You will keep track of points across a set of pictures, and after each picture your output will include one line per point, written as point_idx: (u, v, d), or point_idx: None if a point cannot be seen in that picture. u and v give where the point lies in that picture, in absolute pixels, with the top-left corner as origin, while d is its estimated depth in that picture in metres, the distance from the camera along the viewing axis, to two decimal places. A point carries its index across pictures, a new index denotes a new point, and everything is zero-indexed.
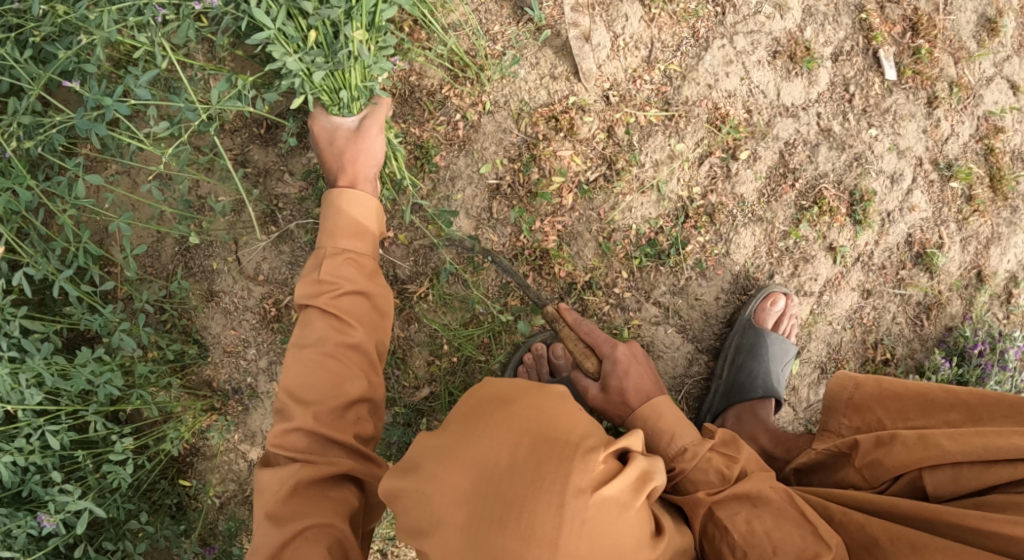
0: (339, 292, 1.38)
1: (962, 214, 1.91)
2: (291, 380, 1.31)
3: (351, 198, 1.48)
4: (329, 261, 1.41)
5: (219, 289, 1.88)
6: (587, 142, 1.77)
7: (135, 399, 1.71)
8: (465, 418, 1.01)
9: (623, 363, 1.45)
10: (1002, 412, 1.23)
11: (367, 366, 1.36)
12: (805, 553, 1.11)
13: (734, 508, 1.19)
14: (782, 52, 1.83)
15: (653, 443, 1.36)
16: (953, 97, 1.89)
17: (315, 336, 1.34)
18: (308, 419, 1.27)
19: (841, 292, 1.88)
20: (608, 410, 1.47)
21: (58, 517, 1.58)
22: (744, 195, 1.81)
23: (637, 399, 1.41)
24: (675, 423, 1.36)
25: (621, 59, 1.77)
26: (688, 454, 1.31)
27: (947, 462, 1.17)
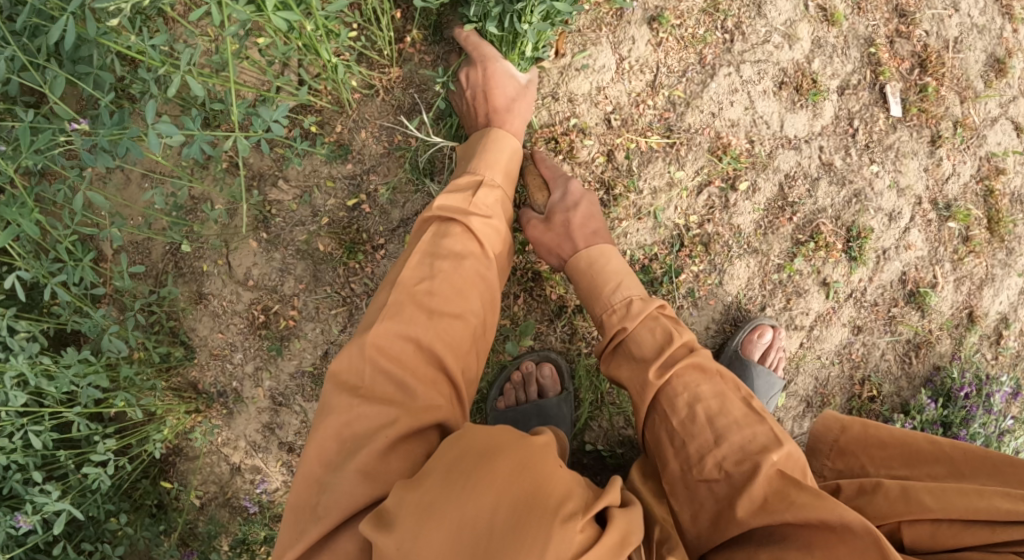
0: (489, 220, 1.45)
1: (958, 254, 1.91)
2: (416, 282, 1.31)
3: (503, 144, 1.57)
4: (487, 189, 1.49)
5: (208, 292, 1.87)
6: (586, 165, 1.75)
7: (119, 401, 1.71)
8: (448, 471, 1.02)
9: (573, 197, 1.62)
10: (987, 470, 1.22)
11: (485, 299, 1.39)
12: (746, 450, 1.18)
13: (681, 386, 1.29)
14: (789, 84, 1.81)
15: (597, 289, 1.49)
16: (956, 136, 1.88)
17: (453, 251, 1.37)
18: (424, 333, 1.25)
19: (831, 327, 1.88)
20: (545, 242, 1.59)
21: (35, 517, 1.57)
22: (741, 226, 1.80)
23: (581, 234, 1.55)
24: (624, 274, 1.49)
25: (625, 82, 1.75)
26: (631, 305, 1.44)
27: (926, 518, 1.16)
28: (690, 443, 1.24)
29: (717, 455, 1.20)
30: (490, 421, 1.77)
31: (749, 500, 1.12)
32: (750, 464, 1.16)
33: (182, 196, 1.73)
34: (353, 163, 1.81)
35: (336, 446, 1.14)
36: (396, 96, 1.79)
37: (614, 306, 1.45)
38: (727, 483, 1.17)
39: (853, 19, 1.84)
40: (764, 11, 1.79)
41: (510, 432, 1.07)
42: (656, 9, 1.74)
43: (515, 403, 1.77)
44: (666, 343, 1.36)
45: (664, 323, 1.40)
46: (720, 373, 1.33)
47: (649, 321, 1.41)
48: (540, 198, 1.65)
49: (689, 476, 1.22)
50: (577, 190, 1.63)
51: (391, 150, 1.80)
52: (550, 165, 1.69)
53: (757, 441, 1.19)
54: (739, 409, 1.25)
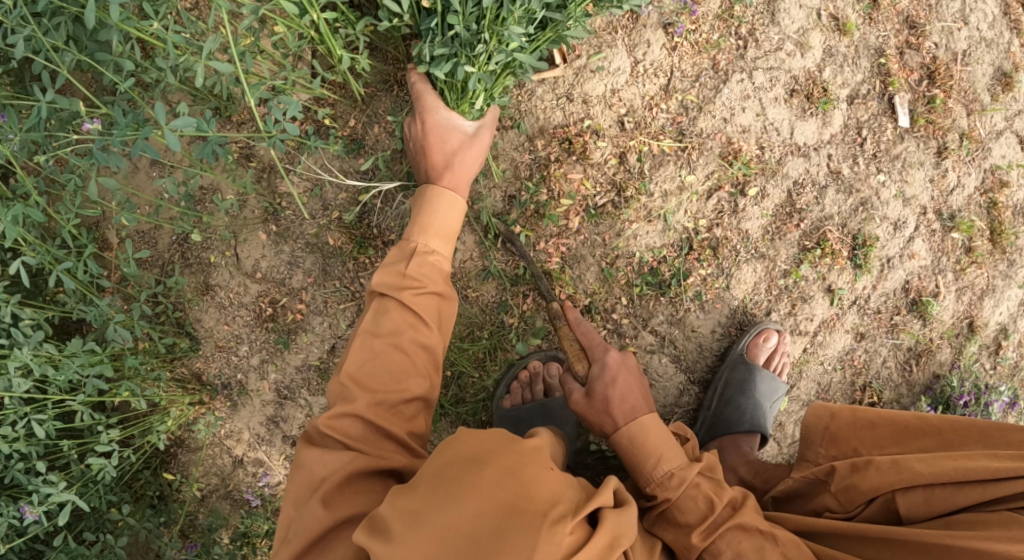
0: (424, 289, 1.39)
1: (960, 265, 1.93)
2: (357, 365, 1.29)
3: (446, 200, 1.48)
4: (420, 257, 1.41)
5: (215, 283, 1.86)
6: (599, 167, 1.75)
7: (124, 391, 1.70)
8: (436, 475, 1.04)
9: (611, 370, 1.45)
10: (975, 436, 1.27)
11: (431, 369, 1.36)
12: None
13: (725, 547, 1.23)
14: (800, 91, 1.83)
15: (638, 464, 1.36)
16: (962, 148, 1.91)
17: (392, 328, 1.34)
18: (368, 406, 1.25)
19: (835, 333, 1.89)
20: (586, 416, 1.45)
21: (40, 508, 1.56)
22: (749, 231, 1.81)
23: (620, 412, 1.40)
24: (663, 446, 1.36)
25: (639, 85, 1.76)
26: (673, 479, 1.31)
27: (920, 485, 1.23)
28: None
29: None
30: (496, 419, 1.77)
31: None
32: None
33: (193, 185, 1.72)
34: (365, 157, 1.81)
35: (298, 487, 1.20)
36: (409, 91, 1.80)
37: (655, 486, 1.32)
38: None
39: (864, 29, 1.86)
40: (778, 19, 1.81)
41: (502, 435, 1.09)
42: (672, 14, 1.76)
43: (521, 402, 1.77)
44: (709, 512, 1.26)
45: (705, 492, 1.28)
46: (761, 527, 1.24)
47: (691, 489, 1.29)
48: (581, 368, 1.51)
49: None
50: (616, 361, 1.46)
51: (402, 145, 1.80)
52: (584, 329, 1.56)
53: None
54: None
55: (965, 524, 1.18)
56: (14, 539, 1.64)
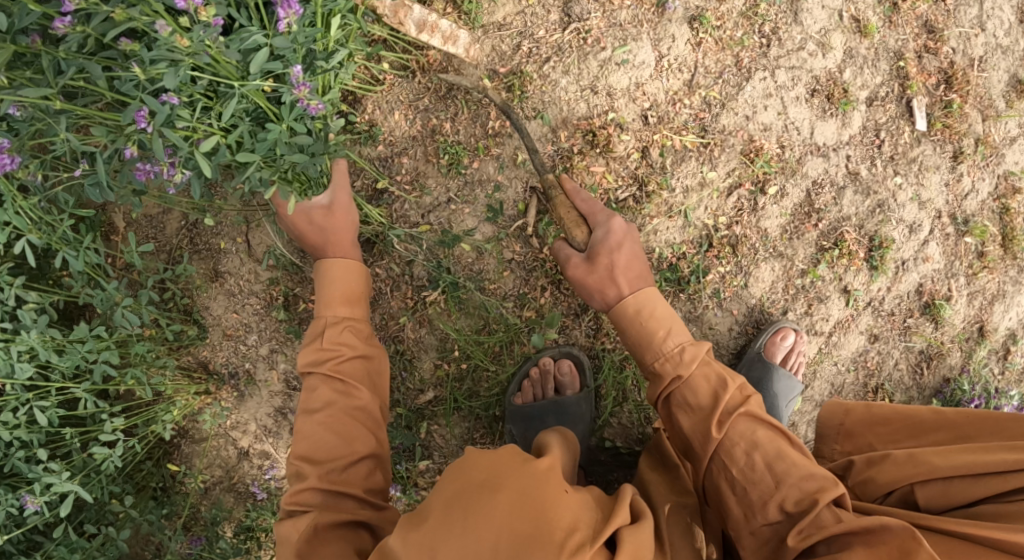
0: (342, 357, 1.46)
1: (972, 269, 1.94)
2: (304, 445, 1.36)
3: (340, 268, 1.56)
4: (331, 328, 1.50)
5: (224, 270, 1.83)
6: (621, 160, 1.74)
7: (130, 379, 1.67)
8: (448, 504, 0.99)
9: (616, 236, 1.51)
10: (989, 427, 1.28)
11: (374, 425, 1.42)
12: (805, 486, 1.18)
13: (738, 436, 1.27)
14: (820, 92, 1.83)
15: (647, 337, 1.40)
16: (977, 153, 1.92)
17: (325, 400, 1.41)
18: (322, 475, 1.31)
19: (849, 334, 1.90)
20: (585, 282, 1.49)
21: (42, 499, 1.52)
22: (768, 229, 1.81)
23: (625, 280, 1.45)
24: (668, 318, 1.42)
25: (663, 80, 1.75)
26: (686, 351, 1.37)
27: (937, 477, 1.22)
28: (751, 490, 1.22)
29: (777, 497, 1.19)
30: (509, 414, 1.74)
31: (802, 532, 1.15)
32: (810, 501, 1.17)
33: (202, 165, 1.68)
34: (385, 146, 1.74)
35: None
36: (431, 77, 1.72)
37: (663, 357, 1.38)
38: (790, 522, 1.18)
39: (884, 32, 1.87)
40: (801, 18, 1.81)
41: (510, 456, 1.05)
42: (697, 9, 1.75)
43: (533, 400, 1.74)
44: (721, 390, 1.32)
45: (714, 368, 1.36)
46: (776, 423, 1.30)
47: (701, 365, 1.36)
48: (579, 233, 1.55)
49: (753, 523, 1.21)
50: (619, 227, 1.52)
51: (422, 134, 1.74)
52: (583, 201, 1.59)
53: (815, 478, 1.19)
54: (798, 454, 1.24)
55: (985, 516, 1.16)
56: (11, 531, 1.59)
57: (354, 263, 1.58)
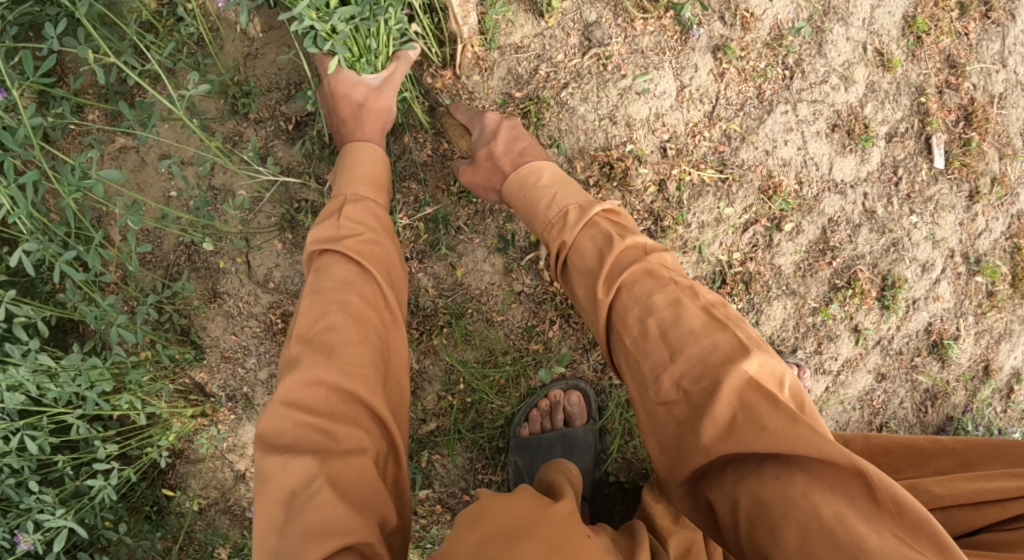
0: (360, 235, 1.35)
1: (981, 309, 1.91)
2: (310, 328, 1.21)
3: (366, 152, 1.49)
4: (349, 204, 1.39)
5: (223, 291, 1.81)
6: (637, 194, 1.70)
7: (125, 404, 1.65)
8: (479, 545, 0.98)
9: (491, 129, 1.54)
10: (991, 454, 1.24)
11: (387, 319, 1.29)
12: (707, 362, 1.06)
13: (629, 303, 1.17)
14: (841, 126, 1.80)
15: (532, 209, 1.40)
16: (992, 193, 1.87)
17: (338, 280, 1.27)
18: (333, 372, 1.16)
19: (857, 373, 1.88)
20: (477, 182, 1.54)
21: (36, 538, 1.56)
22: (782, 266, 1.78)
23: (507, 162, 1.48)
24: (557, 187, 1.39)
25: (683, 111, 1.70)
26: (568, 217, 1.33)
27: (938, 506, 1.15)
28: (644, 361, 1.12)
29: (673, 372, 1.08)
30: (513, 446, 1.72)
31: (715, 424, 1.01)
32: (710, 379, 1.04)
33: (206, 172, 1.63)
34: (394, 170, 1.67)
35: (268, 496, 1.09)
36: (446, 102, 1.67)
37: (553, 223, 1.35)
38: (689, 404, 1.06)
39: (907, 65, 1.82)
40: (825, 50, 1.77)
41: (531, 509, 1.07)
42: (721, 38, 1.71)
43: (540, 431, 1.71)
44: (606, 250, 1.24)
45: (603, 228, 1.28)
46: (674, 279, 1.18)
47: (587, 227, 1.30)
48: (465, 144, 1.60)
49: (649, 400, 1.10)
50: (493, 120, 1.55)
51: (434, 159, 1.68)
52: (466, 110, 1.62)
53: (720, 350, 1.06)
54: (697, 317, 1.11)
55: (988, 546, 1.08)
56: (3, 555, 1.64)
57: (378, 153, 1.51)
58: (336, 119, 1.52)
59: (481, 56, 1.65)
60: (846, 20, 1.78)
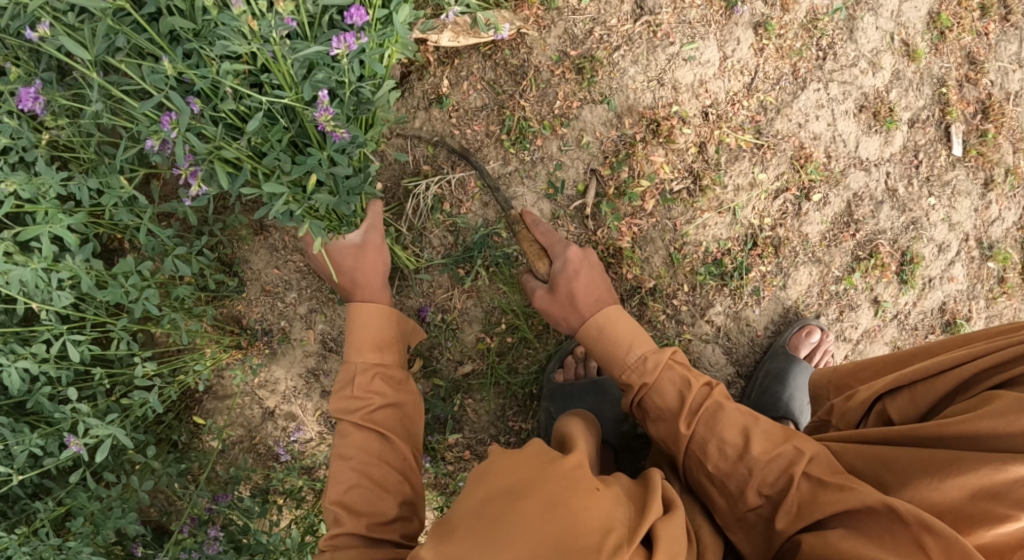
0: (375, 405, 1.43)
1: (992, 293, 2.00)
2: (337, 491, 1.33)
3: (372, 312, 1.52)
4: (361, 375, 1.46)
5: (269, 224, 1.86)
6: (680, 153, 1.78)
7: (167, 322, 1.68)
8: (478, 512, 1.01)
9: (573, 265, 1.49)
10: (953, 341, 1.30)
11: (405, 468, 1.41)
12: (779, 468, 1.20)
13: (706, 435, 1.27)
14: (868, 108, 1.91)
15: (611, 352, 1.42)
16: (1006, 183, 1.98)
17: (359, 447, 1.39)
18: (360, 524, 1.29)
19: (875, 344, 1.95)
20: (551, 310, 1.50)
21: (82, 442, 1.56)
22: (809, 234, 1.87)
23: (586, 305, 1.46)
24: (632, 334, 1.42)
25: (725, 80, 1.80)
26: (648, 361, 1.38)
27: (903, 386, 1.23)
28: (728, 480, 1.23)
29: (754, 483, 1.20)
30: (546, 391, 1.76)
31: (787, 512, 1.16)
32: (785, 481, 1.18)
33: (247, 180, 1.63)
34: (453, 116, 1.75)
35: None
36: (504, 54, 1.74)
37: (631, 369, 1.39)
38: (770, 505, 1.19)
39: (931, 58, 1.94)
40: (856, 37, 1.89)
41: (536, 461, 1.07)
42: (763, 16, 1.82)
43: (574, 376, 1.77)
44: (686, 391, 1.33)
45: (680, 375, 1.35)
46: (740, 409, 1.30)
47: (667, 371, 1.37)
48: (540, 266, 1.53)
49: (737, 510, 1.21)
50: (576, 255, 1.50)
51: (490, 105, 1.75)
52: (545, 229, 1.57)
53: (783, 456, 1.20)
54: (763, 435, 1.25)
55: (952, 413, 1.13)
56: (31, 471, 1.65)
57: (384, 307, 1.54)
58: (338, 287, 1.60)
59: (540, 14, 1.74)
60: (876, 11, 1.90)
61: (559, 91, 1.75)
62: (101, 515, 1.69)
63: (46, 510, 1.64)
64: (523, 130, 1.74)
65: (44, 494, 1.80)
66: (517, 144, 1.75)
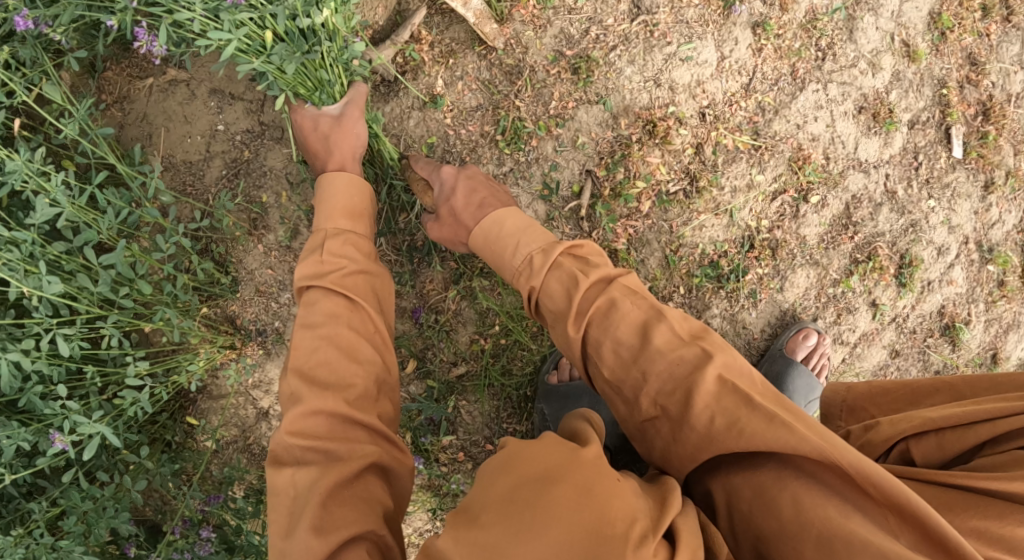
0: (346, 270, 1.38)
1: (992, 297, 1.99)
2: (305, 362, 1.26)
3: (342, 181, 1.48)
4: (333, 241, 1.40)
5: (264, 223, 1.86)
6: (676, 154, 1.76)
7: (160, 319, 1.67)
8: (503, 501, 0.92)
9: (449, 183, 1.53)
10: (986, 385, 1.29)
11: (377, 344, 1.34)
12: (677, 376, 1.10)
13: (603, 338, 1.17)
14: (867, 109, 1.89)
15: (499, 258, 1.37)
16: (1007, 186, 1.97)
17: (328, 313, 1.32)
18: (330, 400, 1.21)
19: (873, 347, 1.93)
20: (445, 236, 1.53)
21: (69, 439, 1.56)
22: (807, 237, 1.85)
23: (467, 215, 1.46)
24: (520, 232, 1.36)
25: (723, 80, 1.79)
26: (534, 260, 1.31)
27: (931, 429, 1.21)
28: (625, 387, 1.15)
29: (651, 391, 1.11)
30: (541, 393, 1.75)
31: (694, 430, 1.06)
32: (684, 392, 1.08)
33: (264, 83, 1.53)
34: (448, 116, 1.73)
35: (281, 517, 1.14)
36: (499, 54, 1.72)
37: (517, 271, 1.33)
38: (668, 416, 1.10)
39: (931, 59, 1.92)
40: (855, 37, 1.87)
41: (563, 449, 0.98)
42: (761, 16, 1.81)
43: (569, 378, 1.75)
44: (575, 289, 1.23)
45: (567, 270, 1.26)
46: (635, 306, 1.19)
47: (554, 269, 1.28)
48: (428, 199, 1.61)
49: (636, 418, 1.15)
50: (449, 174, 1.54)
51: (485, 104, 1.73)
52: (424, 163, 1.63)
53: (685, 361, 1.10)
54: (663, 337, 1.14)
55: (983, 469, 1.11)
56: (23, 470, 1.64)
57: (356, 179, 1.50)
58: (309, 154, 1.54)
59: (536, 13, 1.72)
60: (876, 11, 1.88)
61: (555, 89, 1.73)
62: (93, 515, 1.69)
63: (40, 510, 1.63)
64: (517, 131, 1.73)
65: (38, 493, 1.79)
66: (512, 144, 1.73)
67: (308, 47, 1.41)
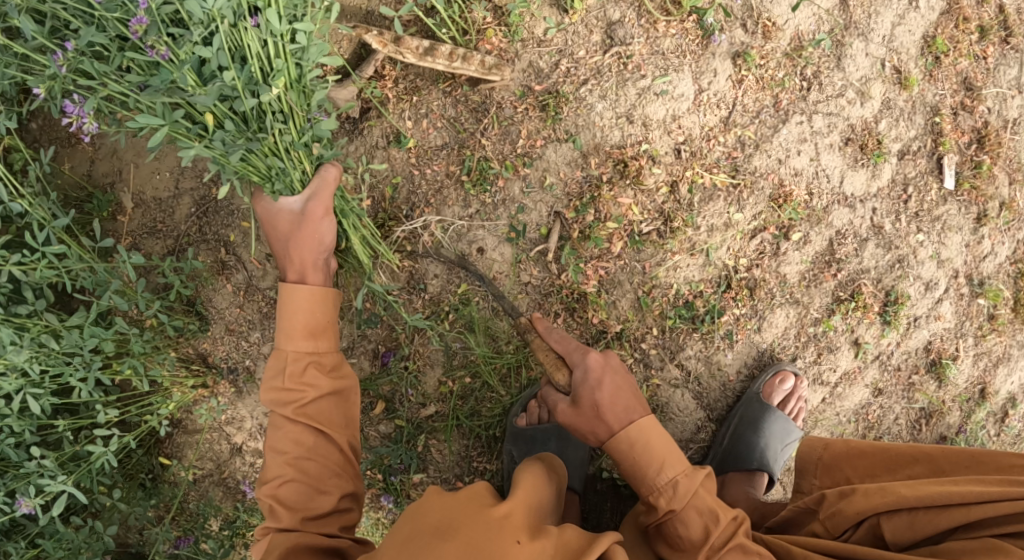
0: (308, 397, 1.33)
1: (981, 331, 1.90)
2: (274, 483, 1.28)
3: (303, 296, 1.38)
4: (295, 366, 1.34)
5: (232, 261, 1.83)
6: (649, 194, 1.71)
7: (127, 369, 1.65)
8: (399, 548, 1.00)
9: (594, 372, 1.33)
10: (965, 461, 1.24)
11: (345, 460, 1.34)
12: None
13: None
14: (854, 141, 1.80)
15: (639, 469, 1.29)
16: (1000, 217, 1.87)
17: (294, 440, 1.31)
18: (298, 514, 1.25)
19: (854, 386, 1.88)
20: (576, 425, 1.34)
21: (36, 501, 1.54)
22: (787, 275, 1.79)
23: (614, 419, 1.30)
24: (667, 452, 1.29)
25: (700, 114, 1.72)
26: (679, 487, 1.27)
27: (905, 508, 1.18)
28: None
29: None
30: (510, 435, 1.71)
31: None
32: None
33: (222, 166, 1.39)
34: (413, 156, 1.68)
35: None
36: (465, 91, 1.67)
37: (658, 492, 1.28)
38: None
39: (924, 85, 1.82)
40: (843, 64, 1.78)
41: (468, 505, 1.04)
42: (742, 45, 1.72)
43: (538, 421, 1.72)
44: (713, 526, 1.24)
45: (707, 509, 1.25)
46: (761, 549, 1.23)
47: (693, 502, 1.26)
48: (560, 377, 1.39)
49: None
50: (596, 363, 1.34)
51: (451, 143, 1.68)
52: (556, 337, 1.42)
53: None
54: None
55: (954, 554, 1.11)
56: None
57: (319, 289, 1.40)
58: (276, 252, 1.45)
59: (503, 48, 1.66)
60: (866, 36, 1.79)
61: (523, 127, 1.68)
62: None
63: (19, 548, 1.64)
64: (484, 171, 1.68)
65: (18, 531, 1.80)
66: (478, 184, 1.69)
67: (257, 130, 1.28)
